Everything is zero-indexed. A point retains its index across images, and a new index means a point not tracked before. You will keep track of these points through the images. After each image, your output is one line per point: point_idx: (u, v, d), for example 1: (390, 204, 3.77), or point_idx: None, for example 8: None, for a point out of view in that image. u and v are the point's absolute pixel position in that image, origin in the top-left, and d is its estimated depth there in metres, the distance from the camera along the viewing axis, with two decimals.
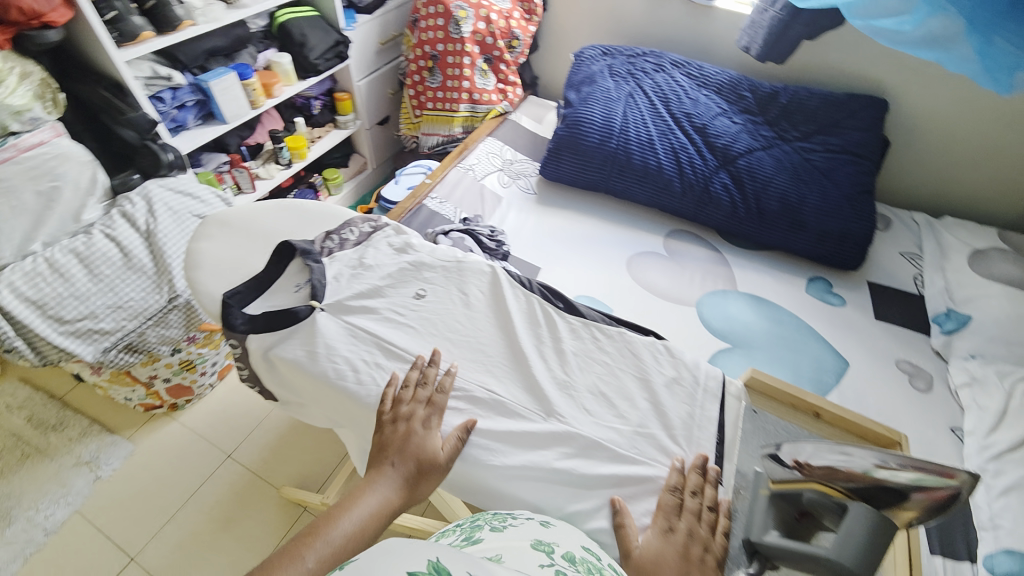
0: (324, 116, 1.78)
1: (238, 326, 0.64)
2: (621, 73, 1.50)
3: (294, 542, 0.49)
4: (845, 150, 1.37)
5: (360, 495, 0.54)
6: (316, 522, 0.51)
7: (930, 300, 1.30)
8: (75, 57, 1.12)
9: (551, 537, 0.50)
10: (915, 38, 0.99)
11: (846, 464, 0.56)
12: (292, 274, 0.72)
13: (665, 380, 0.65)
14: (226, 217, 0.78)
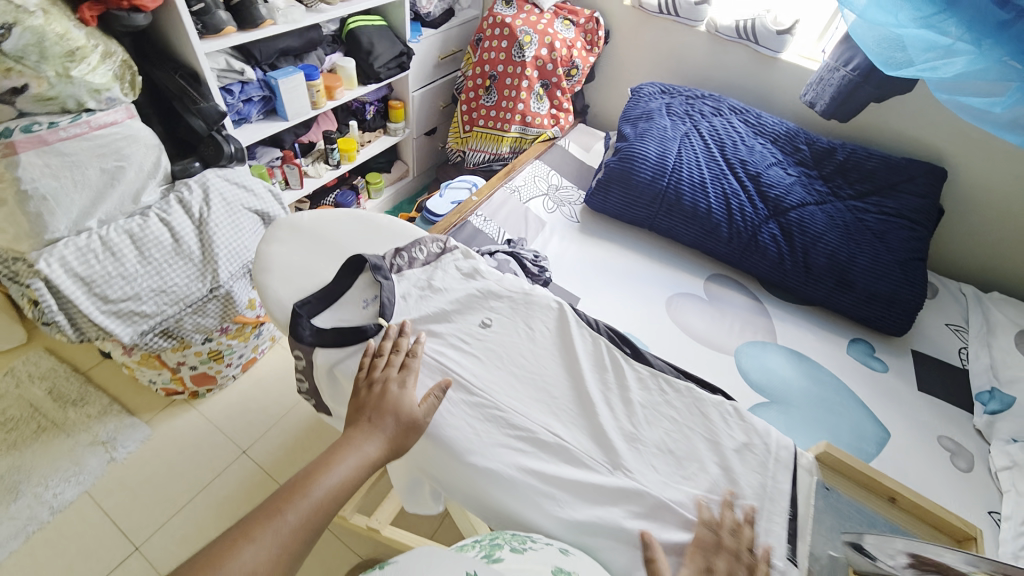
0: (376, 121, 1.80)
1: (306, 337, 0.66)
2: (679, 112, 1.50)
3: (275, 499, 0.50)
4: (900, 215, 1.35)
5: (336, 453, 0.55)
6: (293, 483, 0.52)
7: (974, 376, 1.25)
8: (156, 43, 1.15)
9: (570, 566, 0.51)
10: (1006, 119, 0.80)
11: None
12: (359, 288, 0.74)
13: (737, 446, 0.64)
14: (296, 223, 0.81)
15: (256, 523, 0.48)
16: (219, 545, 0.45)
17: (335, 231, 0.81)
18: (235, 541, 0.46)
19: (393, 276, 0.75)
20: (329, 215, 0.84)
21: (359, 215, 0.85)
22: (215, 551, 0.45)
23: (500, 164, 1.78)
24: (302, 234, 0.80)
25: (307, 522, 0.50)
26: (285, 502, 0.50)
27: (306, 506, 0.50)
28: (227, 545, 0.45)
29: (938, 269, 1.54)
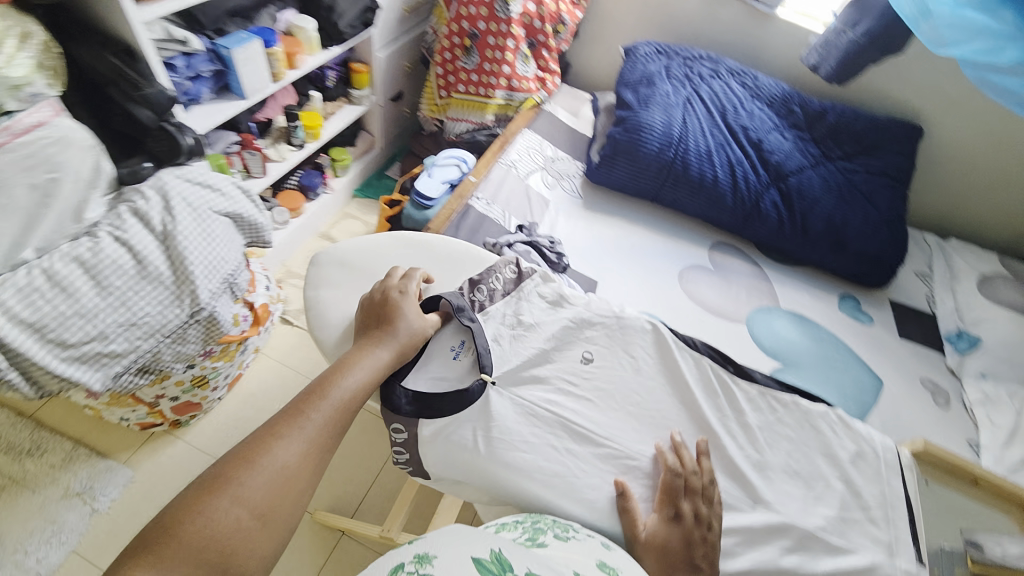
0: (338, 89, 1.59)
1: (403, 406, 0.63)
2: (678, 76, 1.47)
3: (301, 401, 0.58)
4: (885, 173, 1.40)
5: (353, 357, 0.63)
6: (315, 388, 0.60)
7: (941, 319, 1.34)
8: (75, 15, 0.96)
9: (614, 562, 0.49)
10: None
11: None
12: (446, 335, 0.71)
13: (850, 456, 0.66)
14: (347, 258, 0.83)
15: (287, 422, 0.56)
16: (254, 444, 0.53)
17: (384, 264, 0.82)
18: (266, 442, 0.54)
19: (478, 315, 0.73)
20: (382, 244, 0.84)
21: (422, 238, 0.86)
22: (254, 448, 0.53)
23: (485, 134, 1.62)
24: (360, 271, 0.81)
25: (333, 418, 0.58)
26: (307, 404, 0.57)
27: (329, 405, 0.58)
28: (263, 443, 0.53)
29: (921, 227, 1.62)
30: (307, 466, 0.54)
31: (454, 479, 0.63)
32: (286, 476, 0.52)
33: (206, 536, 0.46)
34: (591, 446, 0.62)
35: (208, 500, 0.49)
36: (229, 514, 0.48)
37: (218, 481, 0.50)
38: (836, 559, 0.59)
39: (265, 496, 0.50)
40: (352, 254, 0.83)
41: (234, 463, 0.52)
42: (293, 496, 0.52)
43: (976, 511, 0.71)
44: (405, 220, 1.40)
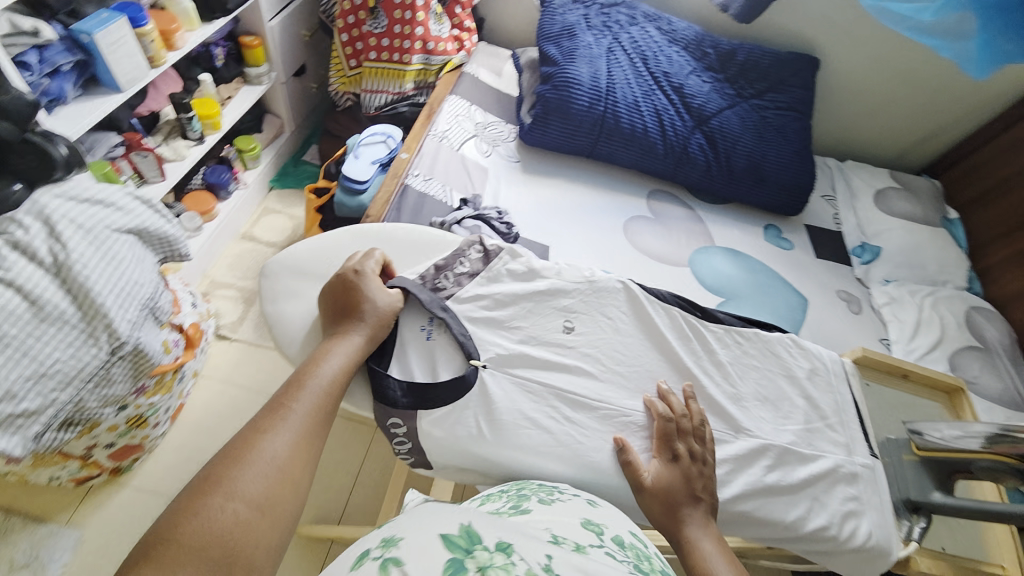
0: (232, 69, 1.41)
1: (399, 399, 0.62)
2: (597, 25, 1.45)
3: (283, 395, 0.57)
4: (791, 107, 1.50)
5: (326, 347, 0.62)
6: (294, 380, 0.59)
7: (847, 236, 1.50)
8: None
9: (599, 519, 0.50)
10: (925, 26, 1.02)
11: (964, 437, 0.65)
12: (410, 317, 0.69)
13: (806, 373, 0.74)
14: (297, 264, 0.76)
15: (271, 419, 0.55)
16: (244, 441, 0.53)
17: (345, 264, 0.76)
18: (255, 437, 0.53)
19: (449, 302, 0.71)
20: (338, 242, 0.78)
21: (379, 229, 0.81)
22: (241, 447, 0.52)
23: (407, 105, 1.53)
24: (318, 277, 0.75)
25: (316, 408, 0.58)
26: (287, 398, 0.57)
27: (310, 395, 0.58)
28: (250, 442, 0.53)
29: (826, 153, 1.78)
30: (299, 457, 0.54)
31: (459, 467, 0.63)
32: (280, 467, 0.52)
33: (204, 536, 0.45)
34: (586, 411, 0.64)
35: (203, 502, 0.47)
36: (226, 511, 0.47)
37: (208, 483, 0.49)
38: (807, 466, 0.66)
39: (260, 490, 0.50)
40: (307, 259, 0.77)
41: (223, 464, 0.51)
42: (290, 487, 0.52)
43: (909, 399, 0.83)
44: (337, 208, 1.30)
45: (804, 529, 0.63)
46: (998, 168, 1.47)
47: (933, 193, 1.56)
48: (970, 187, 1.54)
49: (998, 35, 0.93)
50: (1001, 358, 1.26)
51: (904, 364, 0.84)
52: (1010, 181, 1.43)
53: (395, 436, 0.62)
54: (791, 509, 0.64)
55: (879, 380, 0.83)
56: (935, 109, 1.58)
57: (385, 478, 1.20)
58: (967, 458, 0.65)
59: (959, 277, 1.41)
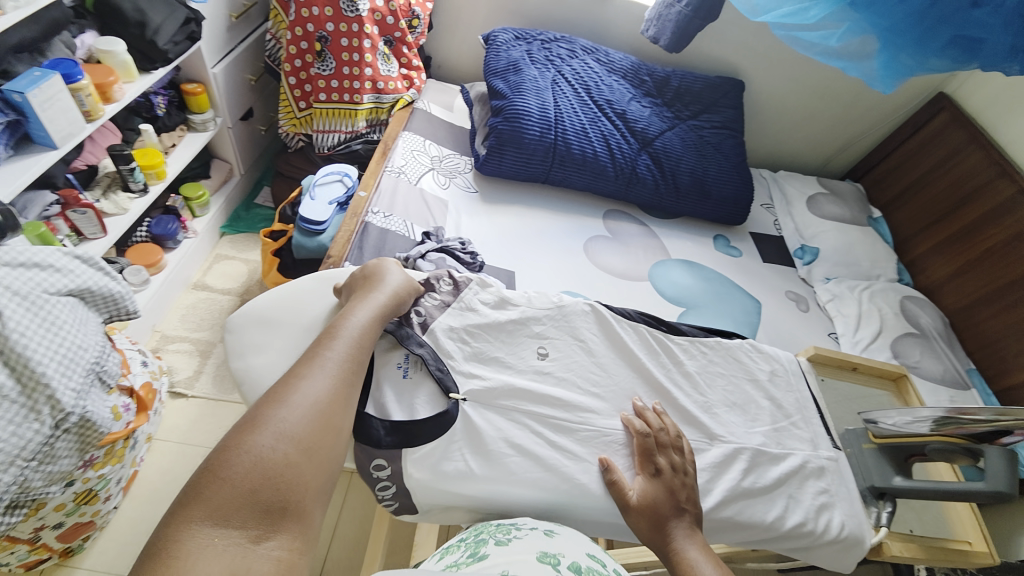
0: (174, 116, 1.36)
1: (384, 439, 0.60)
2: (541, 59, 1.52)
3: (316, 347, 0.61)
4: (725, 125, 1.62)
5: (350, 305, 0.67)
6: (326, 333, 0.63)
7: (788, 239, 1.62)
8: None
9: (556, 549, 0.52)
10: (827, 52, 1.14)
11: (916, 424, 0.70)
12: (382, 355, 0.67)
13: (767, 375, 0.78)
14: (260, 314, 0.74)
15: (307, 368, 0.58)
16: (283, 386, 0.56)
17: (313, 313, 0.73)
18: (294, 382, 0.56)
19: (423, 337, 0.70)
20: (302, 289, 0.76)
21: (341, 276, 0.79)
22: (283, 389, 0.55)
23: (360, 143, 1.53)
24: (282, 328, 0.72)
25: (348, 360, 0.61)
26: (321, 349, 0.60)
27: (342, 344, 0.61)
28: (290, 384, 0.56)
29: (761, 165, 1.93)
30: (336, 403, 0.57)
31: (446, 506, 0.61)
32: (320, 410, 0.55)
33: (255, 473, 0.48)
34: (567, 436, 0.65)
35: (250, 443, 0.50)
36: (274, 449, 0.50)
37: (253, 425, 0.51)
38: (779, 464, 0.70)
39: (303, 433, 0.52)
40: (270, 310, 0.74)
41: (264, 407, 0.53)
42: (329, 429, 0.55)
43: (861, 389, 0.89)
44: (295, 250, 1.27)
45: (785, 527, 0.66)
46: (910, 169, 1.64)
47: (857, 195, 1.71)
48: (887, 187, 1.71)
49: (901, 51, 1.02)
50: (936, 341, 1.37)
51: (852, 356, 0.90)
52: (922, 179, 1.60)
53: (379, 480, 0.61)
54: (769, 509, 0.66)
55: (834, 375, 0.89)
56: (850, 120, 1.75)
57: (366, 526, 1.15)
58: (921, 441, 0.70)
59: (890, 270, 1.54)
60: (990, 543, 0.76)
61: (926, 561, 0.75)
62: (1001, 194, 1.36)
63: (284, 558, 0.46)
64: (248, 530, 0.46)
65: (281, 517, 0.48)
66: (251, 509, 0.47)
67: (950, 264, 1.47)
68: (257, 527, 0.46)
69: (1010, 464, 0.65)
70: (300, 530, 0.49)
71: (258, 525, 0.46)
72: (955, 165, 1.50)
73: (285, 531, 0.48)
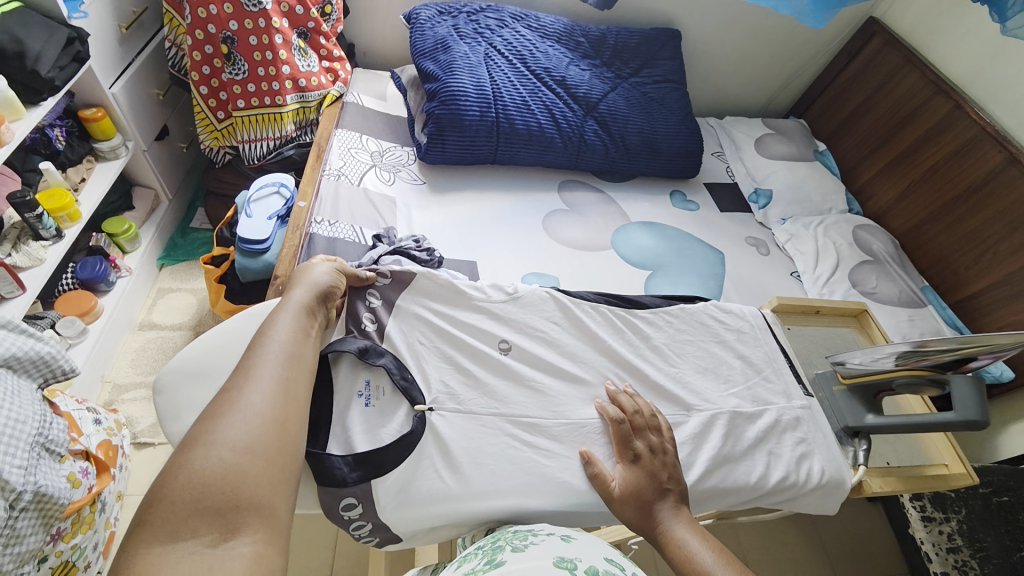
0: (77, 149, 1.24)
1: (348, 477, 0.56)
2: (469, 33, 1.44)
3: (247, 354, 0.57)
4: (667, 79, 1.59)
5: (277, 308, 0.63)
6: (255, 340, 0.58)
7: (742, 185, 1.63)
8: None
9: (573, 554, 0.50)
10: None
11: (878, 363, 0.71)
12: (341, 384, 0.63)
13: (735, 334, 0.79)
14: (201, 361, 0.68)
15: (241, 373, 0.54)
16: (217, 398, 0.52)
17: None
18: (228, 391, 0.52)
19: (382, 344, 0.67)
20: (239, 329, 0.70)
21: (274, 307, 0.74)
22: (218, 402, 0.51)
23: (293, 148, 1.44)
24: (221, 378, 0.66)
25: (285, 356, 0.57)
26: (252, 355, 0.56)
27: (274, 345, 0.57)
28: (225, 395, 0.52)
29: (706, 113, 1.92)
30: (279, 401, 0.53)
31: (429, 529, 0.59)
32: (261, 412, 0.51)
33: (198, 485, 0.45)
34: (542, 433, 0.64)
35: (187, 457, 0.46)
36: (214, 459, 0.46)
37: (190, 440, 0.48)
38: (755, 423, 0.70)
39: (247, 435, 0.49)
40: (204, 359, 0.68)
41: (203, 420, 0.49)
42: (277, 428, 0.51)
43: (825, 330, 0.91)
44: (240, 274, 1.19)
45: (769, 484, 0.67)
46: (848, 99, 1.66)
47: (801, 131, 1.73)
48: (830, 119, 1.73)
49: None
50: (890, 265, 1.41)
51: (812, 300, 0.91)
52: (862, 107, 1.62)
53: (350, 517, 0.58)
54: (752, 469, 0.67)
55: (797, 321, 0.90)
56: (786, 57, 1.75)
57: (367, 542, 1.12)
58: (887, 377, 0.72)
59: (840, 202, 1.57)
60: (964, 461, 0.80)
61: (908, 491, 0.77)
62: (940, 110, 1.39)
63: (252, 553, 0.44)
64: (202, 537, 0.43)
65: (237, 518, 0.45)
66: (201, 517, 0.43)
67: (896, 186, 1.51)
68: (211, 531, 0.43)
69: (979, 389, 0.65)
70: (264, 526, 0.46)
71: (214, 530, 0.43)
72: (894, 86, 1.52)
73: (247, 529, 0.45)
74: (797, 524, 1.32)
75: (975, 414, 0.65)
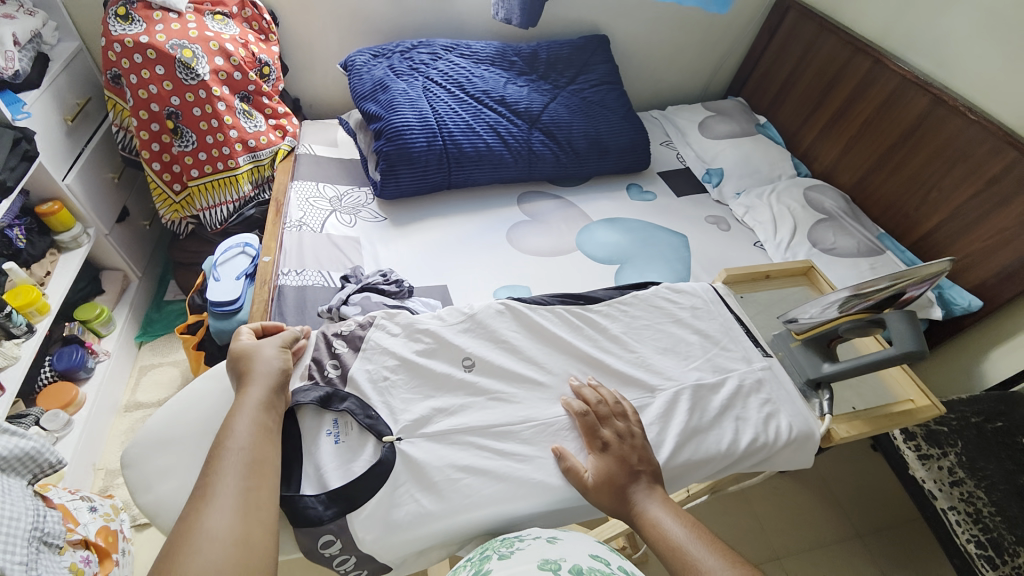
0: (38, 244, 1.24)
1: (324, 513, 0.58)
2: (405, 71, 1.49)
3: (207, 470, 0.54)
4: (602, 81, 1.65)
5: (233, 409, 0.60)
6: (214, 451, 0.56)
7: (693, 168, 1.69)
8: None
9: (557, 554, 0.52)
10: None
11: (822, 314, 0.77)
12: (307, 428, 0.65)
13: (689, 311, 0.82)
14: (178, 426, 0.69)
15: (203, 496, 0.52)
16: (181, 528, 0.50)
17: (219, 418, 0.69)
18: (191, 520, 0.50)
19: (345, 387, 0.68)
20: (211, 387, 0.72)
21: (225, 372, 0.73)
22: (183, 533, 0.50)
23: (253, 207, 1.46)
24: (200, 438, 0.68)
25: (245, 465, 0.55)
26: (214, 471, 0.54)
27: (236, 456, 0.56)
28: (190, 524, 0.50)
29: (649, 107, 1.99)
30: (248, 519, 0.52)
31: (417, 552, 0.60)
32: (229, 535, 0.50)
33: None
34: (516, 439, 0.65)
35: None
36: None
37: None
38: (718, 392, 0.73)
39: (218, 567, 0.48)
40: (181, 422, 0.69)
41: (168, 559, 0.48)
42: (249, 550, 0.50)
43: (781, 293, 0.95)
44: (216, 337, 1.20)
45: (740, 448, 0.69)
46: (778, 71, 1.74)
47: (740, 108, 1.80)
48: (765, 92, 1.80)
49: None
50: (844, 219, 1.45)
51: (763, 266, 0.95)
52: (791, 76, 1.69)
53: (330, 554, 0.60)
54: (722, 436, 0.69)
55: (751, 289, 0.94)
56: (712, 42, 1.83)
57: None
58: (833, 325, 0.76)
59: (788, 168, 1.63)
60: (928, 395, 0.83)
61: (876, 431, 0.79)
62: (861, 68, 1.47)
63: None
64: None
65: None
66: None
67: (837, 144, 1.57)
68: None
69: (910, 322, 0.67)
70: None
71: None
72: (817, 53, 1.60)
73: None
74: (804, 484, 1.34)
75: (909, 344, 0.67)
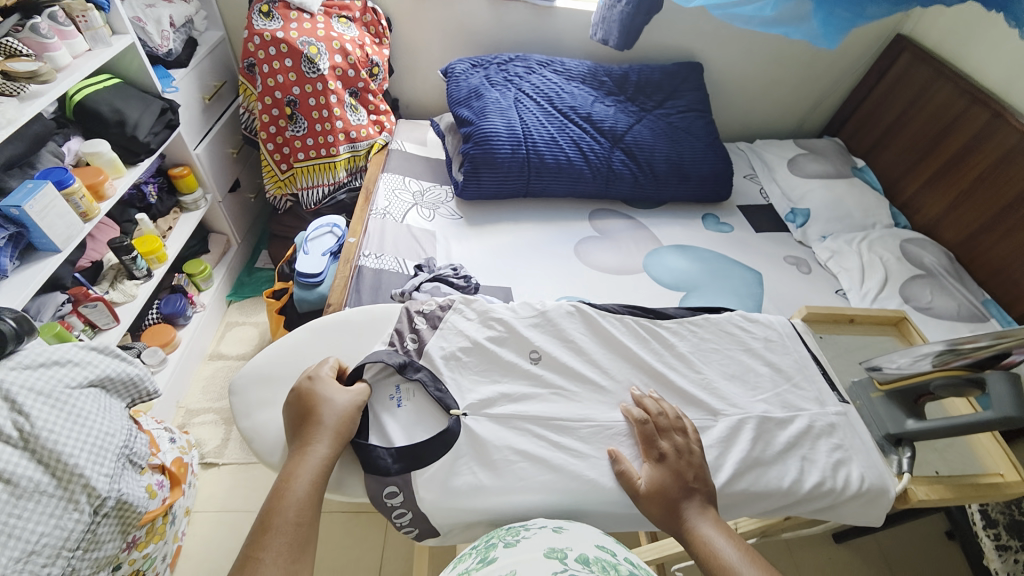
0: (166, 201, 1.44)
1: (392, 466, 0.63)
2: (499, 81, 1.57)
3: (259, 531, 0.54)
4: (691, 108, 1.65)
5: (292, 464, 0.60)
6: (268, 508, 0.56)
7: (777, 204, 1.63)
8: None
9: (563, 544, 0.53)
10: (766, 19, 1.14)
11: (912, 366, 0.72)
12: (377, 388, 0.71)
13: (762, 343, 0.80)
14: (266, 373, 0.76)
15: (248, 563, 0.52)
16: None
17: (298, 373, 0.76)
18: None
19: (419, 360, 0.73)
20: (297, 342, 0.79)
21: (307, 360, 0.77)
22: None
23: (345, 192, 1.59)
24: (286, 384, 0.75)
25: (292, 542, 0.54)
26: (263, 535, 0.54)
27: (286, 523, 0.55)
28: None
29: (736, 138, 1.94)
30: None
31: (465, 524, 0.62)
32: None
33: None
34: (571, 436, 0.66)
35: None
36: None
37: None
38: (786, 428, 0.71)
39: None
40: (271, 366, 0.76)
41: None
42: None
43: (866, 340, 0.89)
44: (298, 304, 1.31)
45: (803, 489, 0.66)
46: (883, 114, 1.65)
47: (836, 149, 1.71)
48: (867, 133, 1.71)
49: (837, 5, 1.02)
50: (945, 278, 1.34)
51: (847, 309, 0.90)
52: (897, 121, 1.60)
53: (392, 508, 0.63)
54: (785, 473, 0.67)
55: (832, 331, 0.89)
56: (813, 79, 1.76)
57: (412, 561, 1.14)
58: (925, 379, 0.71)
59: (884, 216, 1.52)
60: (1021, 471, 0.75)
61: (958, 500, 0.73)
62: (978, 119, 1.36)
63: None
64: None
65: None
66: None
67: (943, 198, 1.45)
68: None
69: (1015, 384, 0.63)
70: None
71: None
72: (928, 100, 1.50)
73: None
74: (863, 558, 1.22)
75: (1011, 409, 0.63)
